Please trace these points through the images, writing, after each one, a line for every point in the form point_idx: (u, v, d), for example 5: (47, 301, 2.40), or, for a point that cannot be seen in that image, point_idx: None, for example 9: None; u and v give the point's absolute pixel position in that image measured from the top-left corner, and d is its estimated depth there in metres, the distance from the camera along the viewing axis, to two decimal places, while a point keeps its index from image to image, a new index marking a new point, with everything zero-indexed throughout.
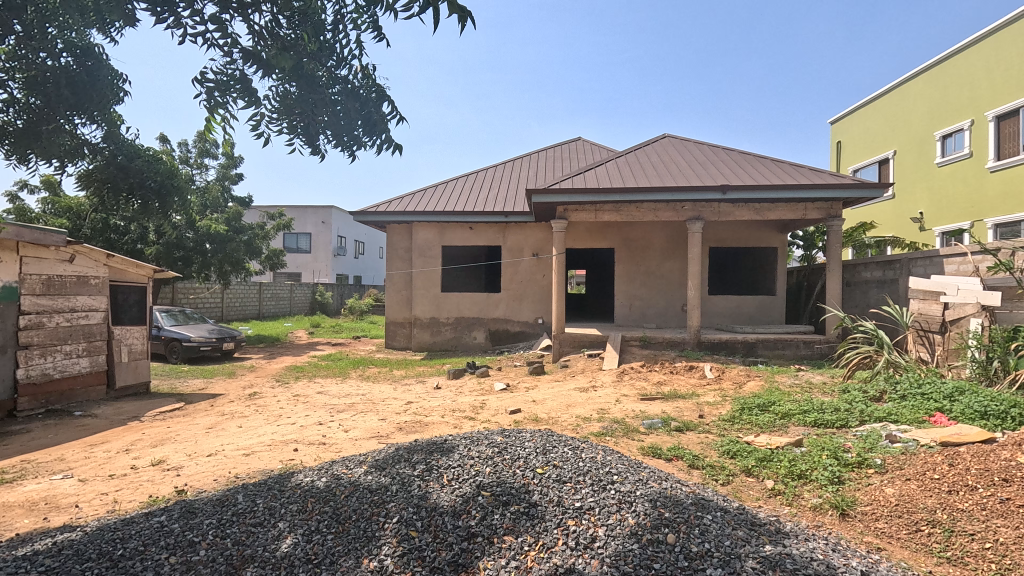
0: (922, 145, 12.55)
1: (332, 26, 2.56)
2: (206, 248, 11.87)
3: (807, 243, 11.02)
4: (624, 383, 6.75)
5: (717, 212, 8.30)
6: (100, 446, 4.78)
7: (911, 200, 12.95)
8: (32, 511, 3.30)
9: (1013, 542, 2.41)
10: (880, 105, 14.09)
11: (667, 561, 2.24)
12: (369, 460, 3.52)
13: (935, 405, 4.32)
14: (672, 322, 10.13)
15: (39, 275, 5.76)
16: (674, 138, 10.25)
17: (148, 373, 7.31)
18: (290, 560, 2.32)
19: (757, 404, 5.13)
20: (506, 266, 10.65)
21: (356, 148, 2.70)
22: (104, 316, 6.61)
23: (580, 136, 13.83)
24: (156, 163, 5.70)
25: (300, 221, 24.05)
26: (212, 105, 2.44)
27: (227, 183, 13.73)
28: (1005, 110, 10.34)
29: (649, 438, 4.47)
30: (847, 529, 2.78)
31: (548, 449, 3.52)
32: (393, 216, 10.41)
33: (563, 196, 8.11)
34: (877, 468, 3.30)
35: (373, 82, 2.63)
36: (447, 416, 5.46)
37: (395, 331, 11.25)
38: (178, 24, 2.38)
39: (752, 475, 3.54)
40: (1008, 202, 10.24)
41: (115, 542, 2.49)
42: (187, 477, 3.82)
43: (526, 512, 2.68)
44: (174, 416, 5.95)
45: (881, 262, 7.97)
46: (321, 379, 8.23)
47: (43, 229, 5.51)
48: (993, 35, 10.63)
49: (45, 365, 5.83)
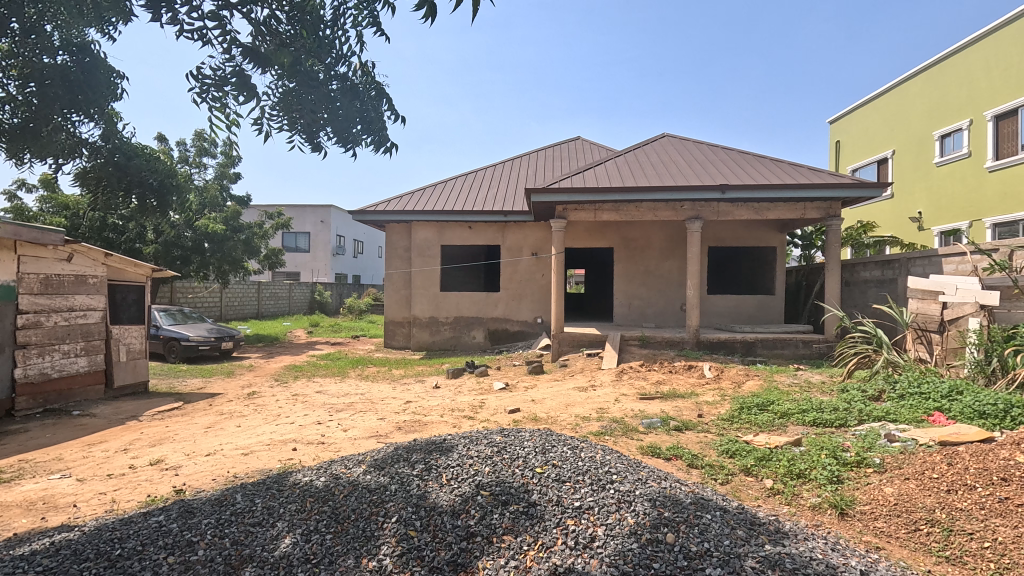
0: (921, 145, 12.56)
1: (331, 22, 2.56)
2: (204, 247, 11.85)
3: (806, 242, 11.03)
4: (623, 383, 6.74)
5: (717, 211, 8.30)
6: (98, 445, 4.77)
7: (909, 200, 12.97)
8: (29, 511, 3.28)
9: (1012, 541, 2.41)
10: (879, 104, 14.11)
11: (666, 560, 2.24)
12: (368, 460, 3.52)
13: (933, 405, 4.33)
14: (671, 321, 10.14)
15: (36, 274, 5.74)
16: (673, 137, 10.26)
17: (146, 372, 7.29)
18: (289, 560, 2.31)
19: (756, 403, 5.13)
20: (506, 265, 10.65)
21: (354, 146, 2.69)
22: (102, 316, 6.60)
23: (579, 136, 13.83)
24: (154, 160, 5.70)
25: (299, 220, 24.02)
26: (209, 101, 2.41)
27: (226, 182, 13.70)
28: (1004, 110, 10.36)
29: (648, 438, 4.47)
30: (846, 528, 2.78)
31: (548, 448, 3.51)
32: (392, 215, 10.39)
33: (562, 195, 8.10)
34: (875, 467, 3.30)
35: (372, 79, 2.63)
36: (446, 416, 5.45)
37: (394, 331, 11.23)
38: (176, 20, 2.37)
39: (752, 475, 3.54)
40: (1006, 202, 10.25)
41: (113, 542, 2.48)
42: (186, 477, 3.81)
43: (525, 512, 2.67)
44: (172, 416, 5.93)
45: (880, 261, 7.98)
46: (319, 378, 8.22)
47: (42, 228, 5.50)
48: (992, 34, 10.65)
49: (43, 365, 5.81)
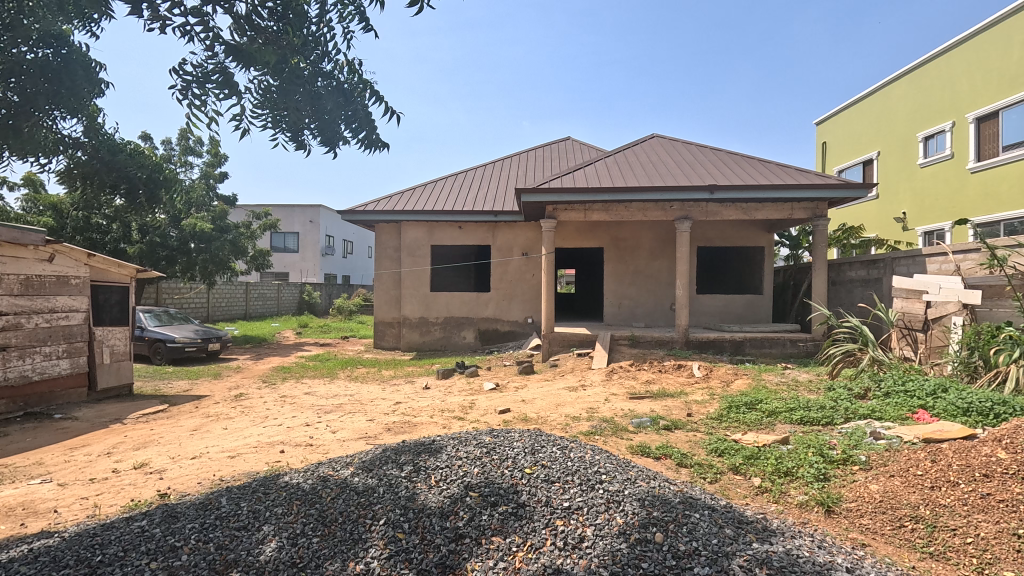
0: (907, 145, 12.72)
1: (317, 18, 2.52)
2: (190, 248, 11.62)
3: (794, 243, 11.14)
4: (614, 382, 6.77)
5: (705, 211, 8.35)
6: (80, 449, 4.68)
7: (895, 201, 13.18)
8: (8, 517, 3.20)
9: (994, 536, 2.45)
10: (863, 107, 14.35)
11: (655, 560, 2.23)
12: (356, 461, 3.50)
13: (918, 402, 4.39)
14: (660, 320, 10.19)
15: (17, 274, 5.61)
16: (661, 138, 10.34)
17: (131, 374, 7.16)
18: (275, 563, 2.27)
19: (744, 402, 5.17)
20: (495, 266, 10.64)
21: (340, 144, 2.65)
22: (85, 317, 6.48)
23: (569, 136, 13.92)
24: (136, 156, 5.74)
25: (287, 220, 23.83)
26: (191, 99, 2.35)
27: (212, 182, 13.66)
28: (986, 112, 10.55)
29: (638, 437, 4.49)
30: (832, 525, 2.81)
31: (537, 448, 3.52)
32: (381, 215, 10.32)
33: (552, 195, 8.09)
34: (861, 465, 3.35)
35: (359, 77, 2.60)
36: (437, 417, 5.42)
37: (383, 331, 11.13)
38: (157, 16, 2.32)
39: (740, 473, 3.56)
40: (989, 202, 10.41)
41: (94, 548, 2.43)
42: (171, 480, 3.75)
43: (514, 512, 2.66)
44: (157, 418, 5.84)
45: (865, 261, 8.08)
46: (308, 379, 8.16)
47: (21, 228, 5.39)
48: (975, 38, 10.84)
49: (24, 367, 5.67)
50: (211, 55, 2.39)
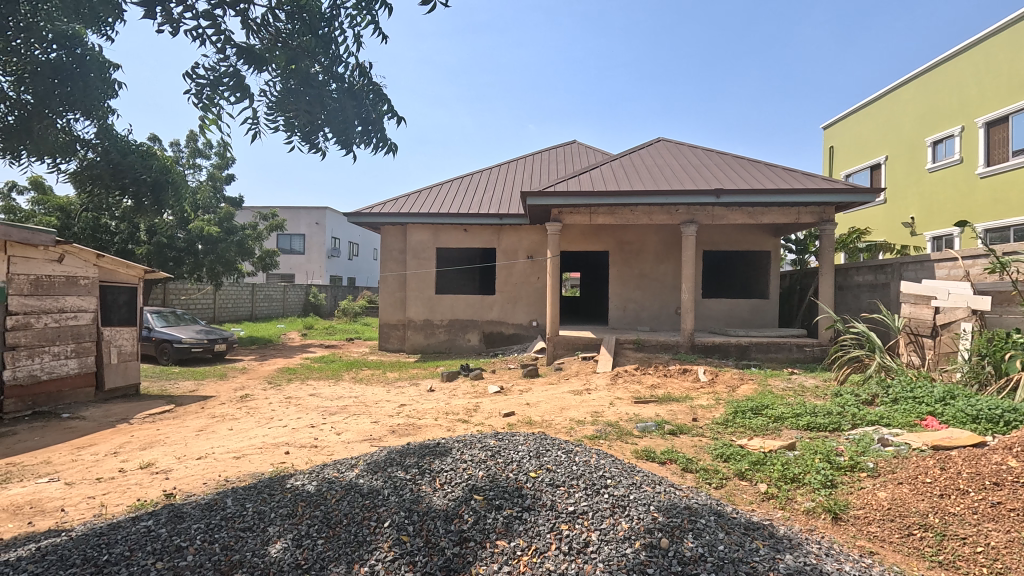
0: (914, 149, 12.67)
1: (329, 21, 2.53)
2: (198, 249, 11.78)
3: (801, 248, 11.11)
4: (619, 387, 6.73)
5: (711, 216, 8.30)
6: (87, 448, 4.71)
7: (902, 205, 13.14)
8: (15, 516, 3.22)
9: (1005, 546, 2.42)
10: (870, 112, 14.32)
11: (660, 565, 2.23)
12: (361, 464, 3.49)
13: (927, 409, 4.35)
14: (665, 324, 10.15)
15: (26, 274, 5.66)
16: (668, 141, 10.31)
17: (138, 374, 7.20)
18: (279, 565, 2.28)
19: (750, 407, 5.12)
20: (500, 268, 10.64)
21: (352, 146, 2.66)
22: (93, 317, 6.53)
23: (575, 140, 13.94)
24: (144, 157, 5.71)
25: (293, 221, 23.96)
26: (203, 101, 2.37)
27: (219, 184, 13.78)
28: (994, 117, 10.48)
29: (643, 442, 4.46)
30: (840, 533, 2.78)
31: (542, 452, 3.50)
32: (386, 217, 10.35)
33: (557, 198, 8.09)
34: (869, 472, 3.31)
35: (369, 81, 2.61)
36: (441, 419, 5.42)
37: (388, 333, 11.15)
38: (169, 19, 2.35)
39: (746, 479, 3.53)
40: (997, 207, 10.33)
41: (100, 547, 2.44)
42: (176, 480, 3.77)
43: (519, 516, 2.66)
44: (163, 419, 5.86)
45: (873, 265, 8.03)
46: (312, 381, 8.19)
47: (31, 229, 5.41)
48: (983, 42, 10.80)
49: (32, 367, 5.72)
50: (223, 59, 2.41)
